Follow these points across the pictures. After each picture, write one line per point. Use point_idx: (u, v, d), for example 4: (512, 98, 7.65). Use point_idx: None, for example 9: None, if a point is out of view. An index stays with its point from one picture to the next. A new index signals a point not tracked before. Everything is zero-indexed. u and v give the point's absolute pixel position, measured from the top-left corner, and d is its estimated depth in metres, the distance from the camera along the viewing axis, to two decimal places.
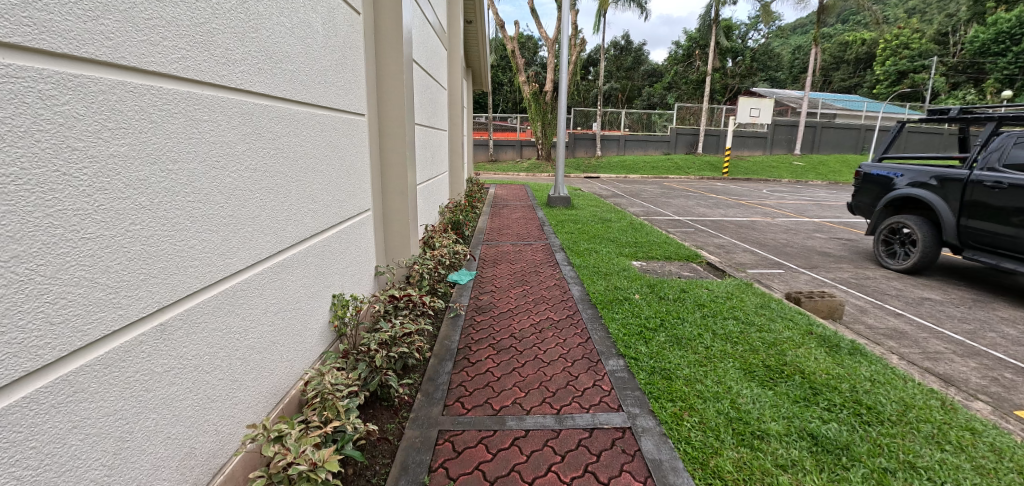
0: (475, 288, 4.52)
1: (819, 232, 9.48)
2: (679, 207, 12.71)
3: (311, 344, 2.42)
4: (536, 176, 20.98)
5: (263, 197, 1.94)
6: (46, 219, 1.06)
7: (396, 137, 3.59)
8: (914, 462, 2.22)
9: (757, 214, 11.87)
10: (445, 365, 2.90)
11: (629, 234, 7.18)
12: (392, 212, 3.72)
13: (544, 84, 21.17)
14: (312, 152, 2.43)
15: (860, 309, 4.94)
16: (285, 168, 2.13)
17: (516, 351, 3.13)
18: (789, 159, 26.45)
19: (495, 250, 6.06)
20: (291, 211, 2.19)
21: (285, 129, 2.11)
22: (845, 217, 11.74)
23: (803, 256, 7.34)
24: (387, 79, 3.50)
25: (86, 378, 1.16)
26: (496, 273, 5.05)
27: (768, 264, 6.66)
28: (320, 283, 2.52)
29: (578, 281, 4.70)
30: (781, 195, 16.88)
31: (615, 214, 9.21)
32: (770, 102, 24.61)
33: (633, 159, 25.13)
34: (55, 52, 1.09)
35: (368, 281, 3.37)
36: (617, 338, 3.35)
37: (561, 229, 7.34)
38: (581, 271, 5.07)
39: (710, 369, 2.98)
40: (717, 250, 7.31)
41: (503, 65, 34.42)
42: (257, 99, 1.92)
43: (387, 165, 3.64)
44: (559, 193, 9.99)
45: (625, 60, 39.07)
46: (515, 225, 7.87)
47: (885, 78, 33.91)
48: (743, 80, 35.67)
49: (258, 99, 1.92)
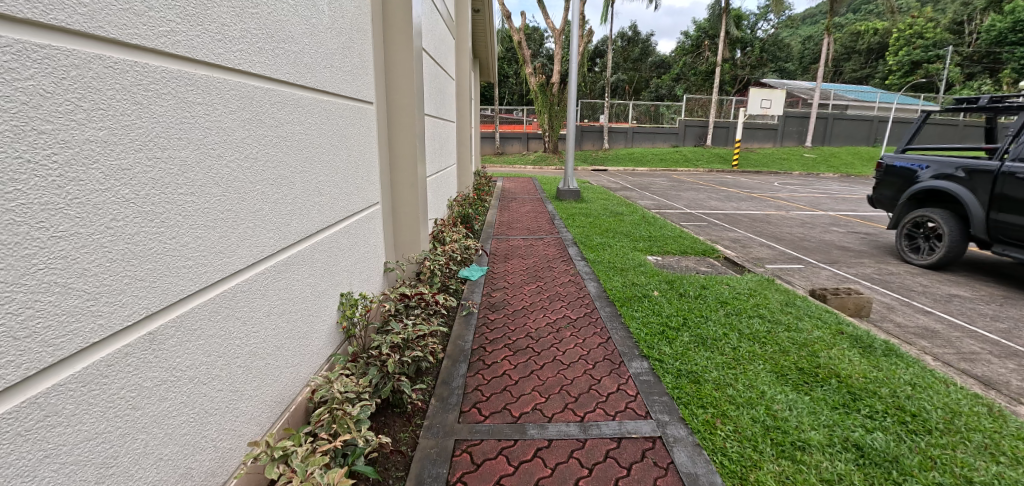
0: (487, 284, 4.35)
1: (836, 225, 9.23)
2: (690, 200, 12.50)
3: (318, 347, 2.27)
4: (543, 169, 20.73)
5: (266, 191, 1.78)
6: (6, 216, 0.90)
7: (406, 126, 3.41)
8: (970, 477, 2.03)
9: (771, 207, 11.62)
10: (459, 367, 2.74)
11: (642, 228, 7.00)
12: (401, 206, 3.57)
13: (552, 76, 20.75)
14: (319, 142, 2.27)
15: (887, 306, 4.73)
16: (289, 158, 1.96)
17: (533, 353, 2.97)
18: (800, 152, 26.01)
19: (506, 245, 5.89)
20: (295, 205, 2.02)
21: (289, 116, 1.95)
22: (861, 211, 11.46)
23: (822, 250, 7.11)
24: (396, 65, 3.31)
25: (58, 399, 1.01)
26: (508, 268, 4.88)
27: (787, 259, 6.45)
28: (327, 281, 2.36)
29: (593, 278, 4.51)
30: (793, 188, 16.55)
31: (626, 207, 9.02)
32: (782, 92, 24.12)
33: (642, 152, 24.80)
34: (16, 18, 0.93)
35: (379, 278, 3.22)
36: (639, 338, 3.18)
37: (572, 222, 7.15)
38: (596, 266, 4.89)
39: (740, 371, 2.81)
40: (733, 244, 7.10)
41: (509, 57, 33.98)
42: (257, 80, 1.74)
43: (396, 156, 3.46)
44: (568, 186, 9.82)
45: (633, 51, 38.53)
46: (525, 218, 7.70)
47: (898, 68, 33.23)
48: (753, 72, 35.01)
49: (257, 82, 1.75)
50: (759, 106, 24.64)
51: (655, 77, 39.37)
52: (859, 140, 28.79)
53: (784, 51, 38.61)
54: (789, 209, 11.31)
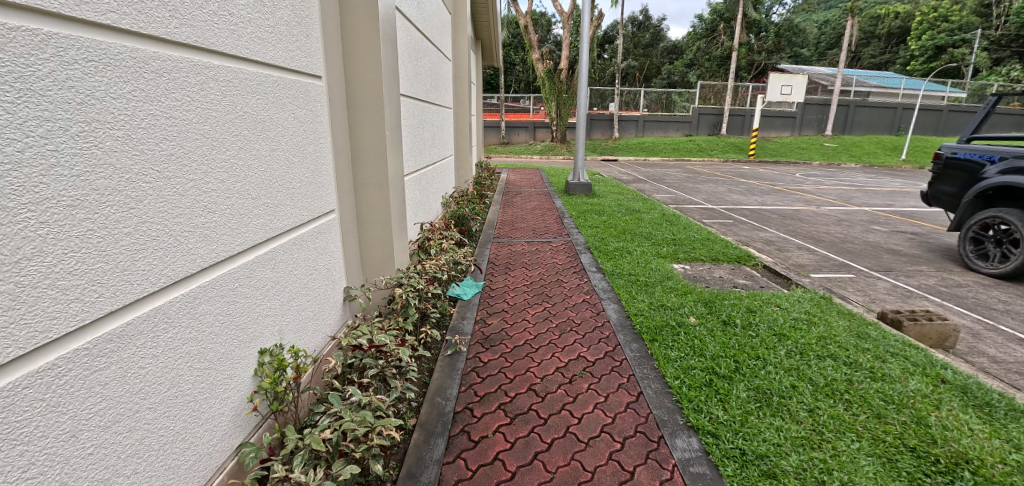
0: (481, 305, 3.53)
1: (876, 223, 8.28)
2: (709, 193, 11.58)
3: (207, 442, 1.52)
4: (550, 159, 19.78)
5: (49, 222, 1.01)
6: None
7: (370, 108, 2.58)
8: None
9: (799, 202, 10.63)
10: (434, 448, 1.96)
11: (664, 229, 6.12)
12: (368, 213, 2.76)
13: (558, 62, 19.64)
14: (207, 131, 1.48)
15: (971, 332, 3.86)
16: (123, 161, 1.19)
17: (538, 421, 2.17)
18: (820, 141, 24.77)
19: (508, 251, 5.06)
20: (141, 238, 1.25)
21: (115, 84, 1.16)
22: (898, 206, 10.47)
23: (870, 255, 6.19)
24: (355, 27, 2.48)
25: None
26: (509, 283, 4.06)
27: (833, 266, 5.56)
28: (224, 339, 1.59)
29: (613, 297, 3.65)
30: (818, 180, 15.46)
31: (642, 203, 8.13)
32: (803, 78, 22.84)
33: (653, 141, 23.72)
34: None
35: (332, 311, 2.44)
36: (681, 395, 2.37)
37: (584, 222, 6.30)
38: (614, 281, 4.03)
39: (830, 456, 2.00)
40: (767, 247, 6.21)
41: (515, 44, 32.75)
42: (3, 14, 0.93)
43: (359, 148, 2.65)
44: (578, 179, 8.96)
45: (643, 37, 37.08)
46: (530, 217, 6.85)
47: (922, 53, 31.61)
48: (770, 57, 33.45)
49: (2, 17, 0.93)
50: (779, 92, 23.31)
51: (667, 63, 37.92)
52: (882, 129, 27.44)
53: (801, 36, 36.91)
54: (819, 204, 10.34)
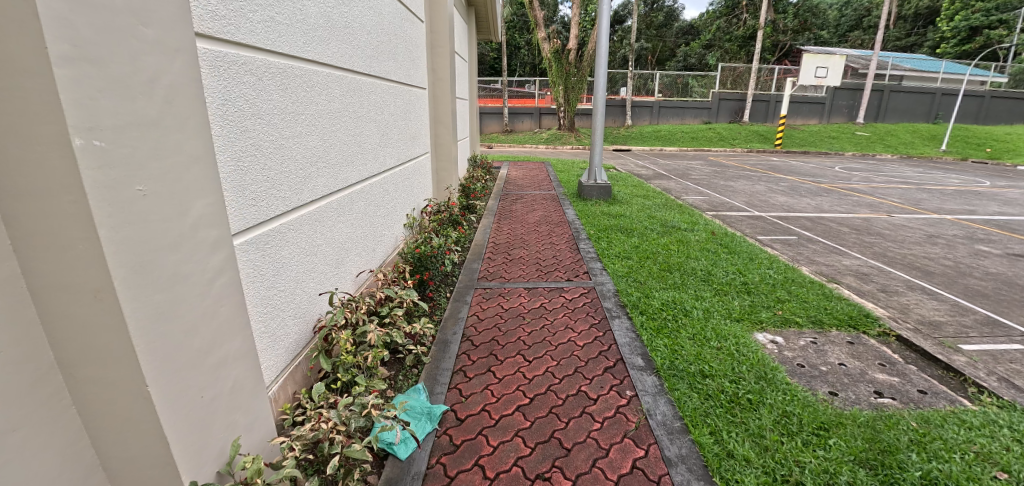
0: (427, 474, 1.76)
1: (981, 243, 6.35)
2: (748, 193, 9.68)
3: None
4: (558, 150, 17.87)
5: None
6: None
7: (20, 71, 0.86)
8: None
9: (863, 205, 8.72)
10: None
11: (723, 261, 4.32)
12: (90, 363, 1.04)
13: (569, 41, 17.22)
14: None
15: None
16: None
17: None
18: (852, 129, 22.60)
19: (497, 308, 3.25)
20: None
21: None
22: (982, 213, 8.53)
23: (1014, 299, 4.36)
24: None
25: None
26: (492, 395, 2.25)
27: (981, 326, 3.75)
28: None
29: (690, 455, 1.86)
30: (865, 175, 13.42)
31: (677, 214, 6.31)
32: (840, 59, 20.41)
33: (670, 130, 21.67)
34: None
35: None
36: None
37: (607, 249, 4.53)
38: (682, 398, 2.21)
39: None
40: (867, 288, 4.39)
41: (520, 24, 30.35)
42: None
43: (25, 198, 0.92)
44: (594, 180, 7.13)
45: (656, 17, 34.56)
46: (533, 238, 5.05)
47: (957, 35, 29.08)
48: (795, 38, 30.86)
49: None
50: (812, 75, 20.96)
51: (682, 45, 35.57)
52: (919, 116, 25.12)
53: (827, 14, 34.13)
54: (887, 210, 8.42)
